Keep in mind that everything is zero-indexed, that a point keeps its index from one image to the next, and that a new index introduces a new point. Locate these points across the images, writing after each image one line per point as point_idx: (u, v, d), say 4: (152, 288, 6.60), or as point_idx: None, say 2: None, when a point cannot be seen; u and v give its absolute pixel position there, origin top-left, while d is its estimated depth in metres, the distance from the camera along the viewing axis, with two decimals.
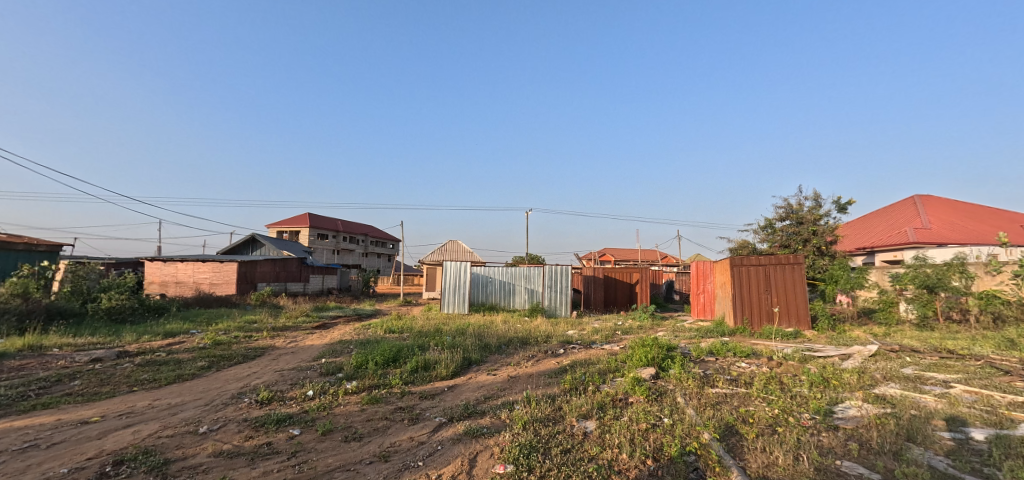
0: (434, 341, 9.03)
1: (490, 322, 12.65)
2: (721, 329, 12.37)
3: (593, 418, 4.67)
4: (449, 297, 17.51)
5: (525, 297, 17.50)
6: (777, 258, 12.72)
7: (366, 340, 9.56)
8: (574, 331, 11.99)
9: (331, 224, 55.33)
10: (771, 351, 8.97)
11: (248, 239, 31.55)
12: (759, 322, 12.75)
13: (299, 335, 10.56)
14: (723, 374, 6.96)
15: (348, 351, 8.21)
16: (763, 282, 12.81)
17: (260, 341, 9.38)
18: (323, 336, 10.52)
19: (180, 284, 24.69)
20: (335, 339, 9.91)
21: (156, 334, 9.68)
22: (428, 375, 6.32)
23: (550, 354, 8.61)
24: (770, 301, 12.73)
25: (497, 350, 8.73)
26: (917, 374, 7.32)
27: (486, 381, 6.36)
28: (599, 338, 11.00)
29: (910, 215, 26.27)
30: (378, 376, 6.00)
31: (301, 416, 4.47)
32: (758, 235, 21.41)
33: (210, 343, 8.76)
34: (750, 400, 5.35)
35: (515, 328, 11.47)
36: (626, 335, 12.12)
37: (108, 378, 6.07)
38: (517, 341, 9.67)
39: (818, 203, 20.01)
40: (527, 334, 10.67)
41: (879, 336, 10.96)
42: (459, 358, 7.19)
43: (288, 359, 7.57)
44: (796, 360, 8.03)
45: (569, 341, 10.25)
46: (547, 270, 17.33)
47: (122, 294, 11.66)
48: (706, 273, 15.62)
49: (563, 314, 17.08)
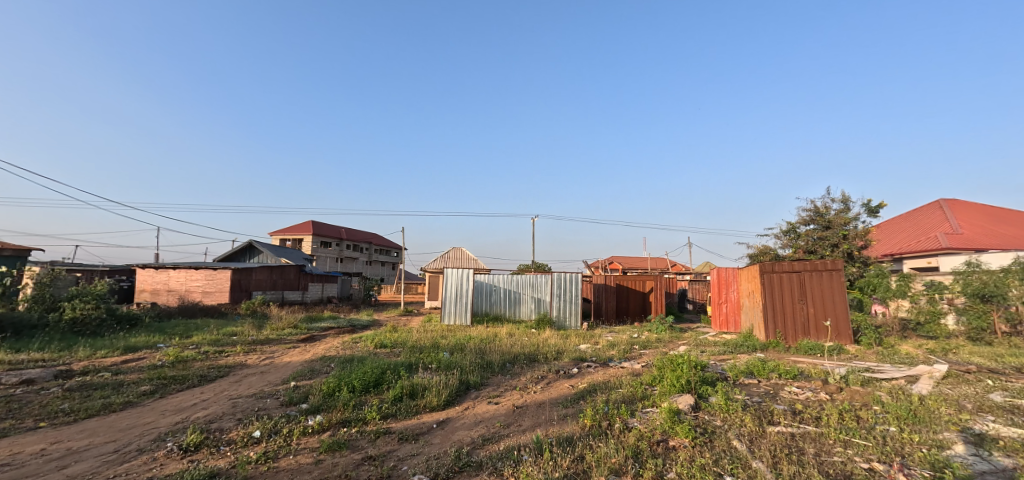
0: (427, 359, 7.84)
1: (494, 335, 11.44)
2: (752, 343, 11.05)
3: (629, 477, 3.43)
4: (449, 307, 16.27)
5: (532, 306, 16.28)
6: (812, 264, 11.39)
7: (351, 356, 8.37)
8: (587, 346, 10.74)
9: (334, 232, 54.54)
10: (820, 372, 7.68)
11: (245, 246, 30.63)
12: (795, 336, 11.36)
13: (278, 350, 9.41)
14: (778, 403, 5.68)
15: (325, 371, 7.03)
16: (797, 291, 11.48)
17: (230, 358, 8.25)
18: (305, 352, 9.34)
19: (172, 292, 23.71)
20: (317, 356, 8.74)
21: (115, 349, 8.57)
22: (414, 405, 5.11)
23: (562, 375, 7.37)
24: (806, 311, 11.35)
25: (500, 370, 7.49)
26: (1012, 402, 6.02)
27: (487, 414, 5.14)
28: (615, 354, 9.74)
29: (938, 219, 24.77)
30: (349, 409, 4.79)
31: (229, 474, 3.27)
32: (780, 239, 20.18)
33: (169, 361, 7.65)
34: (834, 449, 4.06)
35: (522, 343, 10.23)
36: (645, 350, 10.84)
37: (18, 408, 4.91)
38: (524, 358, 8.45)
39: (845, 206, 18.79)
40: (535, 350, 9.45)
41: (937, 352, 9.60)
42: (454, 382, 5.98)
43: (253, 382, 6.40)
44: (856, 384, 6.79)
45: (582, 358, 8.97)
46: (555, 277, 16.13)
47: (88, 303, 10.63)
48: (728, 280, 14.32)
49: (573, 325, 15.82)
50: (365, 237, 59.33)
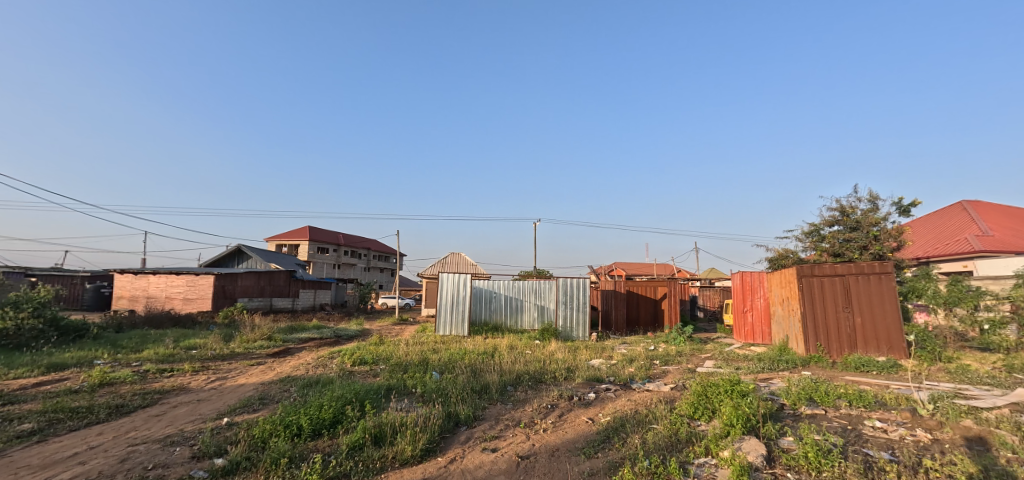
0: (412, 382, 6.40)
1: (493, 349, 9.97)
2: (790, 358, 9.57)
3: None
4: (444, 317, 14.66)
5: (535, 315, 14.84)
6: (857, 266, 9.94)
7: (318, 377, 6.92)
8: (600, 362, 9.27)
9: (332, 237, 53.24)
10: (896, 399, 6.19)
11: (233, 251, 29.17)
12: (839, 350, 9.84)
13: (236, 369, 7.94)
14: (876, 452, 4.20)
15: (277, 400, 5.57)
16: (841, 297, 10.00)
17: (172, 380, 6.78)
18: (267, 370, 7.86)
19: (152, 299, 22.29)
20: (280, 376, 7.26)
21: (34, 368, 7.09)
22: (379, 460, 3.64)
23: (577, 403, 5.87)
24: (852, 321, 9.85)
25: (501, 396, 6.03)
26: None
27: (480, 470, 3.65)
28: (635, 373, 8.27)
29: (964, 220, 23.34)
30: (279, 469, 3.32)
31: None
32: (803, 242, 18.83)
33: (91, 385, 6.19)
34: None
35: (525, 359, 8.72)
36: (667, 366, 9.38)
37: None
38: (529, 379, 7.01)
39: (874, 206, 17.43)
40: (541, 368, 7.98)
41: (1017, 370, 8.10)
42: (439, 420, 4.51)
43: (179, 417, 4.93)
44: (957, 416, 5.30)
45: (598, 379, 7.48)
46: (560, 283, 14.69)
47: (22, 311, 9.13)
48: (754, 286, 12.88)
49: (579, 336, 14.33)
50: (365, 244, 57.93)
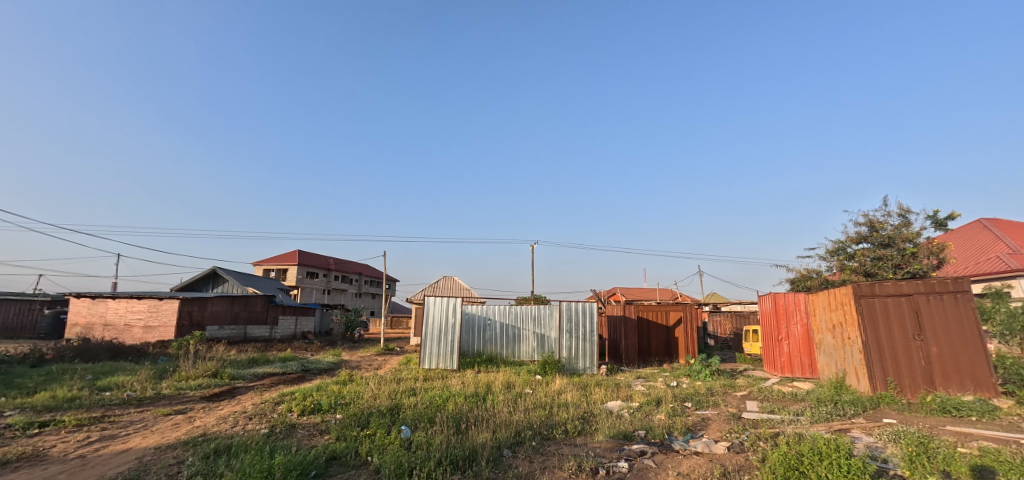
0: (368, 448, 4.45)
1: (486, 388, 8.05)
2: (855, 398, 7.69)
3: None
4: (430, 348, 12.63)
5: (534, 345, 12.90)
6: (927, 284, 8.20)
7: (238, 437, 4.94)
8: (620, 405, 7.36)
9: (322, 262, 51.11)
10: None
11: (208, 274, 27.09)
12: (914, 387, 7.96)
13: (141, 421, 5.95)
14: None
15: None
16: (910, 322, 8.22)
17: (25, 445, 4.77)
18: (181, 424, 5.88)
19: (109, 328, 20.12)
20: (190, 434, 5.26)
21: None
22: None
23: None
24: (927, 351, 8.01)
25: (496, 473, 4.07)
26: None
27: None
28: (671, 422, 6.33)
29: (989, 238, 21.81)
30: None
31: None
32: (828, 261, 17.17)
33: None
34: None
35: (527, 403, 6.80)
36: (705, 412, 7.45)
37: None
38: (534, 439, 5.07)
39: (906, 220, 15.87)
40: (551, 417, 6.05)
41: None
42: None
43: None
44: None
45: (626, 434, 5.53)
46: (563, 307, 12.83)
47: None
48: (790, 310, 11.07)
49: (585, 368, 12.35)
50: (356, 269, 55.84)
